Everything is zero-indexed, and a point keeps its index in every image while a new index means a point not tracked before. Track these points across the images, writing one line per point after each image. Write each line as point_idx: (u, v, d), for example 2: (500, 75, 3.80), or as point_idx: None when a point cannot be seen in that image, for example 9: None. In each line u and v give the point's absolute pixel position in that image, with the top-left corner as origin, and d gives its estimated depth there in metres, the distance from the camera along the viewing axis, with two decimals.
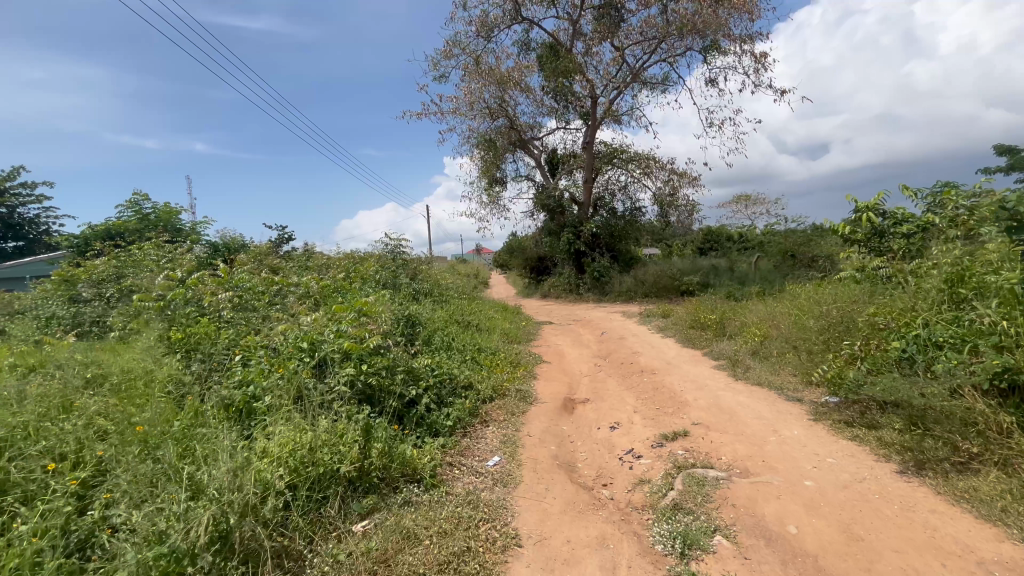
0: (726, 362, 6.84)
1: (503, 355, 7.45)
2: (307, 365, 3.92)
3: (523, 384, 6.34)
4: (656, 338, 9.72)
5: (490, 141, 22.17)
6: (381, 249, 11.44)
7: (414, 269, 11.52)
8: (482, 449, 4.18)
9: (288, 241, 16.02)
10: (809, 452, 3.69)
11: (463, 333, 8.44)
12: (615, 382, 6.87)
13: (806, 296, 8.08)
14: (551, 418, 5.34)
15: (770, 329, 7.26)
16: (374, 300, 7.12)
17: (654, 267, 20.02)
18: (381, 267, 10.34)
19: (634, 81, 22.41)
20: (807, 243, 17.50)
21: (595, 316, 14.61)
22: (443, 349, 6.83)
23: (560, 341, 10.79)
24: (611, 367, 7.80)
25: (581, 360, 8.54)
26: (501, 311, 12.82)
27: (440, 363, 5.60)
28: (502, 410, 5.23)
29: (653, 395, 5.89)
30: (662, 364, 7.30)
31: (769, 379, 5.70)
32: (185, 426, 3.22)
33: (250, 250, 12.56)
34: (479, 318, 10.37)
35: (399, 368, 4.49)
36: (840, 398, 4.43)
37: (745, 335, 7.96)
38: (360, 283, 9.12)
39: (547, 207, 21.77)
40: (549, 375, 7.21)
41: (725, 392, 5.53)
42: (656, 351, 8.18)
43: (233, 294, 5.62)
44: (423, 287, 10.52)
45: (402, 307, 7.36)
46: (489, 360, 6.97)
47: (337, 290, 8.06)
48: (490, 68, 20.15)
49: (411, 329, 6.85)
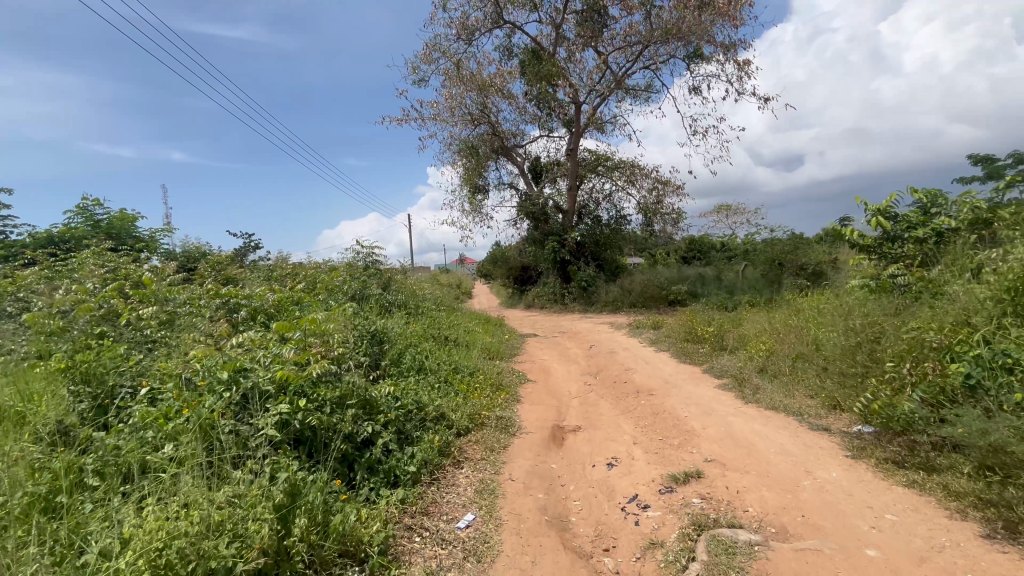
0: (730, 381, 6.14)
1: (483, 375, 6.64)
2: (226, 401, 3.09)
3: (504, 410, 5.53)
4: (649, 352, 9.01)
5: (472, 147, 21.53)
6: (353, 257, 10.57)
7: (388, 280, 10.65)
8: (452, 503, 3.38)
9: (255, 250, 15.00)
10: (859, 504, 2.96)
11: (439, 350, 7.62)
12: (608, 405, 6.12)
13: (810, 308, 7.47)
14: (537, 453, 4.56)
15: (776, 343, 6.61)
16: (334, 316, 6.26)
17: (640, 275, 19.52)
18: (349, 278, 9.46)
19: (618, 88, 22.04)
20: (793, 251, 17.18)
21: (581, 328, 13.90)
22: (413, 373, 5.99)
23: (546, 355, 10.06)
24: (602, 386, 7.06)
25: (570, 379, 7.78)
26: (481, 323, 12.01)
27: (407, 390, 4.80)
28: (479, 445, 4.43)
29: (653, 422, 5.15)
30: (659, 384, 6.56)
31: (784, 403, 4.99)
32: (41, 497, 2.37)
33: (209, 260, 11.52)
34: (458, 332, 9.54)
35: (351, 401, 3.69)
36: (883, 431, 3.72)
37: (747, 351, 7.29)
38: (326, 295, 8.25)
39: (531, 215, 21.11)
40: (534, 398, 6.43)
41: (736, 418, 4.81)
42: (650, 367, 7.48)
43: (160, 311, 4.72)
44: (397, 299, 9.69)
45: (367, 323, 6.50)
46: (466, 383, 6.15)
47: (294, 304, 7.14)
48: (471, 73, 19.46)
49: (376, 351, 6.02)
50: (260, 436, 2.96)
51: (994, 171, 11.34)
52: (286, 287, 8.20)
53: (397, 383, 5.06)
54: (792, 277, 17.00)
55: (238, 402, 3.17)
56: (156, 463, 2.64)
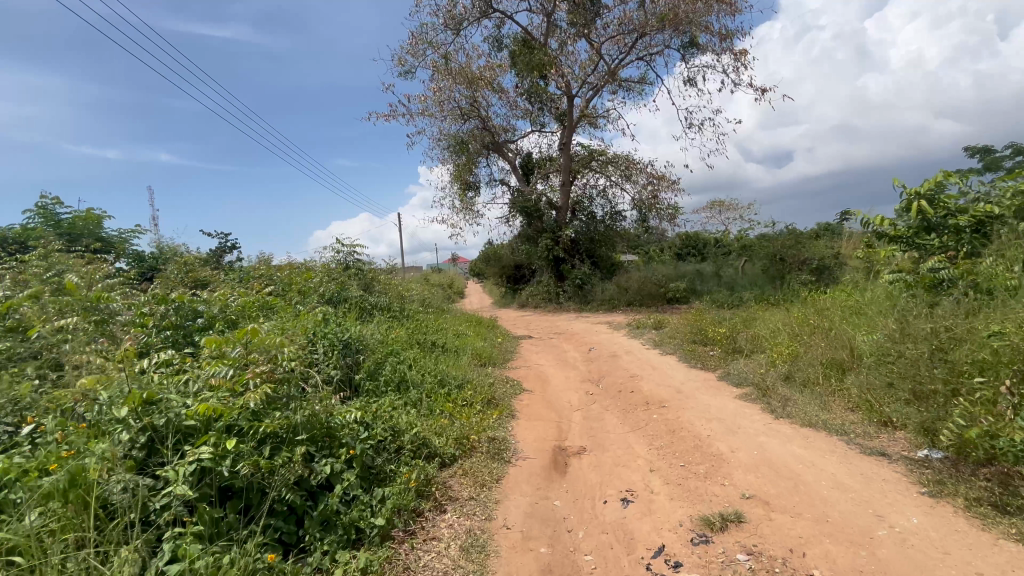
0: (752, 391, 5.45)
1: (474, 387, 5.88)
2: (126, 447, 2.32)
3: (497, 431, 4.79)
4: (654, 356, 8.32)
5: (462, 142, 20.75)
6: (333, 257, 9.79)
7: (372, 280, 9.87)
8: (430, 570, 2.65)
9: (232, 250, 14.12)
10: (963, 569, 2.29)
11: (425, 359, 6.88)
12: (615, 420, 5.40)
13: (832, 308, 6.83)
14: (538, 486, 3.81)
15: (800, 348, 5.95)
16: (303, 326, 5.47)
17: (637, 273, 18.89)
18: (327, 279, 8.66)
19: (611, 79, 21.39)
20: (795, 245, 16.64)
21: (578, 328, 13.20)
22: (392, 391, 5.24)
23: (542, 360, 9.35)
24: (607, 397, 6.36)
25: (568, 388, 7.04)
26: (472, 325, 11.25)
27: (380, 411, 4.05)
28: (467, 480, 3.68)
29: (670, 443, 4.42)
30: (671, 395, 5.85)
31: (822, 418, 4.31)
32: None
33: (177, 261, 10.64)
34: (447, 336, 8.77)
35: (304, 434, 2.95)
36: (969, 461, 3.07)
37: (765, 355, 6.61)
38: (299, 299, 7.48)
39: (524, 212, 20.37)
40: (530, 412, 5.69)
41: (767, 438, 4.10)
42: (659, 374, 6.79)
43: (85, 323, 3.91)
44: (381, 302, 8.92)
45: (341, 331, 5.72)
46: (454, 399, 5.38)
47: (263, 312, 6.35)
48: (459, 66, 18.66)
49: (346, 366, 5.23)
50: (170, 494, 2.23)
51: (991, 162, 10.83)
52: (254, 290, 7.38)
53: (370, 404, 4.30)
54: (794, 272, 16.48)
55: (145, 446, 2.40)
56: (8, 545, 1.87)
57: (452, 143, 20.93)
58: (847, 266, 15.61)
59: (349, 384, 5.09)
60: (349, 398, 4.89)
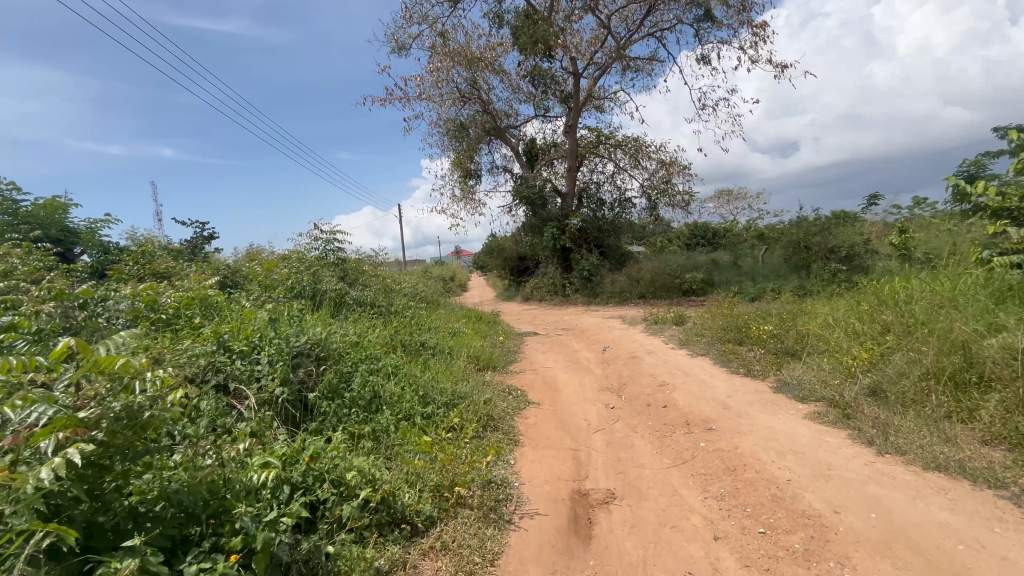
0: (826, 409, 4.20)
1: (468, 404, 4.62)
2: None
3: (494, 470, 3.54)
4: (682, 359, 7.08)
5: (461, 126, 19.42)
6: (310, 245, 8.55)
7: (355, 274, 8.61)
8: None
9: (210, 241, 12.88)
10: None
11: (409, 366, 5.67)
12: (649, 449, 4.16)
13: (906, 302, 5.60)
14: (552, 569, 2.58)
15: (881, 353, 4.70)
16: (245, 332, 4.23)
17: (649, 263, 17.61)
18: (298, 269, 7.39)
19: (619, 58, 20.05)
20: (821, 232, 15.36)
21: (587, 323, 11.96)
22: (359, 416, 4.00)
23: (550, 361, 8.16)
24: (632, 413, 5.12)
25: (584, 400, 5.79)
26: (469, 322, 9.97)
27: (325, 453, 2.85)
28: (448, 564, 2.48)
29: (735, 491, 3.18)
30: (718, 413, 4.61)
31: (955, 457, 3.08)
32: None
33: (134, 254, 9.34)
34: (439, 337, 7.51)
35: (137, 539, 1.85)
36: None
37: (829, 361, 5.33)
38: (261, 294, 6.25)
39: (528, 200, 19.05)
40: (538, 437, 4.47)
41: (883, 490, 2.87)
42: (695, 383, 5.55)
43: None
44: (363, 298, 7.71)
45: (295, 331, 4.48)
46: (439, 424, 4.14)
47: (209, 311, 5.11)
48: (459, 45, 17.23)
49: (297, 381, 3.98)
50: None
51: None
52: (203, 283, 6.14)
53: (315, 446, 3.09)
54: (820, 261, 15.22)
55: None
56: None
57: (451, 128, 19.56)
58: (878, 254, 14.41)
59: (301, 406, 3.87)
60: (298, 432, 3.66)
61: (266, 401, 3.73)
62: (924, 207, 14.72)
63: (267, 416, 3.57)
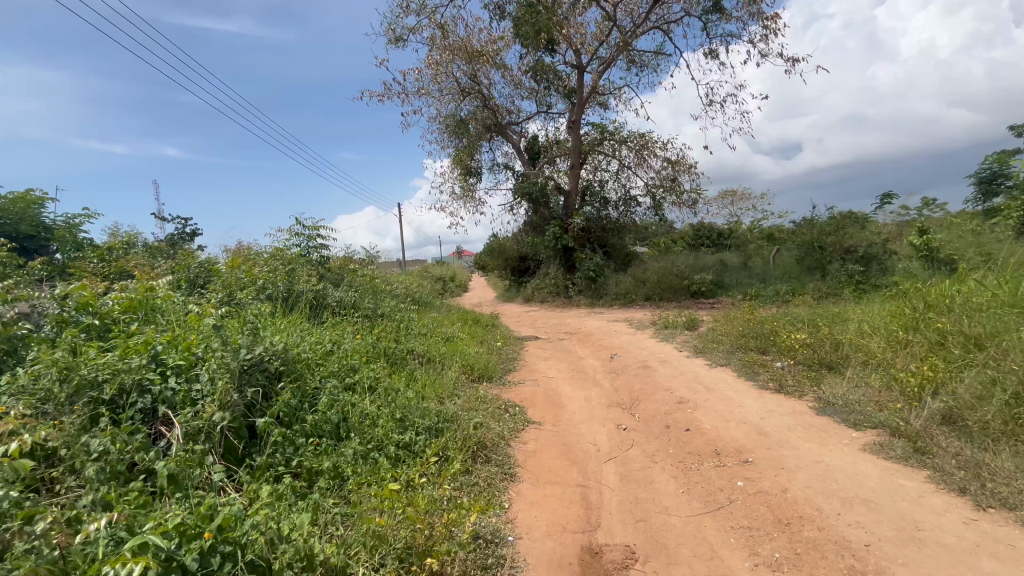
0: (889, 439, 3.49)
1: (455, 429, 3.88)
2: None
3: (483, 522, 2.82)
4: (701, 370, 6.34)
5: (460, 121, 18.67)
6: (290, 243, 7.81)
7: (340, 275, 7.89)
8: None
9: (193, 237, 12.21)
10: None
11: (391, 379, 4.94)
12: (673, 487, 3.42)
13: (965, 310, 4.87)
14: None
15: (947, 370, 3.96)
16: (186, 343, 3.52)
17: (655, 263, 16.86)
18: (273, 268, 6.66)
19: (624, 52, 19.33)
20: (837, 232, 14.63)
21: (592, 327, 11.21)
22: (319, 450, 3.28)
23: (552, 369, 7.44)
24: (649, 437, 4.39)
25: (592, 419, 5.05)
26: (465, 325, 9.22)
27: (248, 518, 2.15)
28: None
29: (796, 558, 2.44)
30: (754, 439, 3.88)
31: None
32: None
33: (102, 251, 8.61)
34: (429, 343, 6.77)
35: None
36: None
37: (877, 377, 4.60)
38: (226, 297, 5.53)
39: (529, 198, 18.33)
40: (538, 470, 3.74)
41: (1001, 567, 2.19)
42: (720, 402, 4.82)
43: None
44: (346, 300, 6.99)
45: (248, 337, 3.76)
46: (418, 460, 3.42)
47: (157, 312, 4.38)
48: (459, 38, 16.51)
49: (243, 402, 3.26)
50: None
51: None
52: (158, 284, 5.40)
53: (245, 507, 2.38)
54: (837, 262, 14.47)
55: None
56: None
57: (451, 124, 18.85)
58: (898, 256, 13.68)
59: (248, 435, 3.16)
60: (237, 472, 2.94)
61: (200, 431, 3.01)
62: (942, 208, 14.07)
63: (196, 452, 2.85)
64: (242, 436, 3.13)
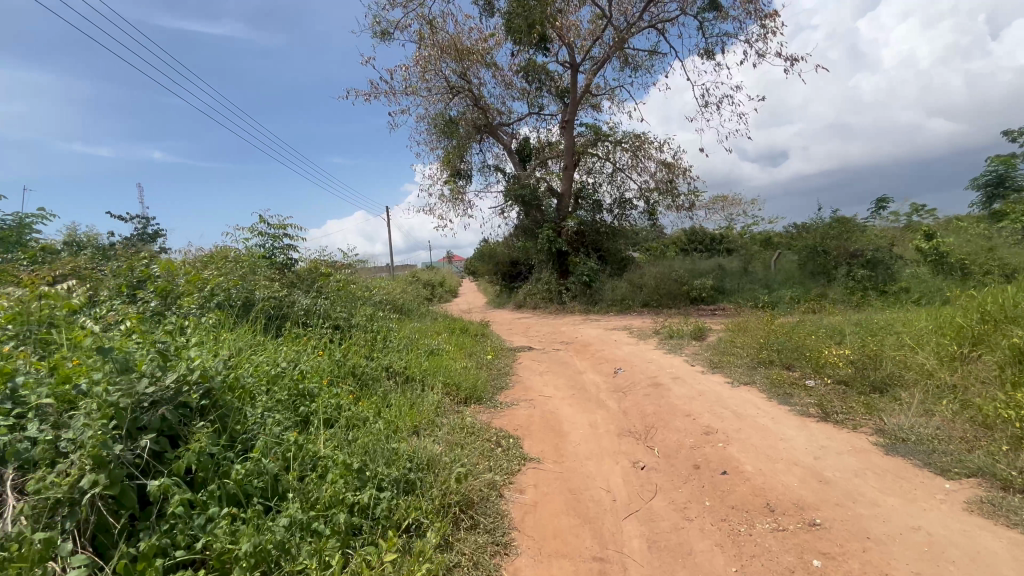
0: (1000, 496, 2.70)
1: (431, 482, 3.02)
2: None
3: None
4: (722, 388, 5.51)
5: (449, 121, 17.83)
6: (253, 244, 6.87)
7: (310, 281, 6.95)
8: None
9: (157, 239, 11.18)
10: None
11: (355, 408, 4.02)
12: (722, 562, 2.57)
13: None
14: None
15: None
16: (63, 371, 2.59)
17: (652, 268, 16.11)
18: (227, 273, 5.72)
19: (619, 51, 18.66)
20: (842, 235, 13.97)
21: (589, 336, 10.34)
22: (240, 522, 2.39)
23: (550, 385, 6.58)
24: (676, 482, 3.52)
25: (601, 453, 4.17)
26: (452, 336, 8.32)
27: None
28: None
29: None
30: (817, 488, 3.06)
31: None
32: None
33: (39, 253, 7.54)
34: (408, 359, 5.84)
35: None
36: None
37: (950, 405, 3.82)
38: (159, 310, 4.59)
39: (521, 200, 17.53)
40: (541, 536, 2.86)
41: None
42: (757, 433, 3.98)
43: None
44: (312, 309, 6.05)
45: (156, 358, 2.82)
46: (377, 537, 2.55)
47: (51, 326, 3.41)
48: (449, 34, 15.65)
49: (132, 456, 2.33)
50: None
51: None
52: (74, 293, 4.44)
53: None
54: (842, 266, 13.80)
55: None
56: None
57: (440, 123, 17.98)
58: (906, 261, 13.08)
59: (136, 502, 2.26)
60: (108, 566, 2.03)
61: (57, 504, 2.08)
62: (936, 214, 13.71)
63: (38, 543, 1.92)
64: (127, 506, 2.23)
